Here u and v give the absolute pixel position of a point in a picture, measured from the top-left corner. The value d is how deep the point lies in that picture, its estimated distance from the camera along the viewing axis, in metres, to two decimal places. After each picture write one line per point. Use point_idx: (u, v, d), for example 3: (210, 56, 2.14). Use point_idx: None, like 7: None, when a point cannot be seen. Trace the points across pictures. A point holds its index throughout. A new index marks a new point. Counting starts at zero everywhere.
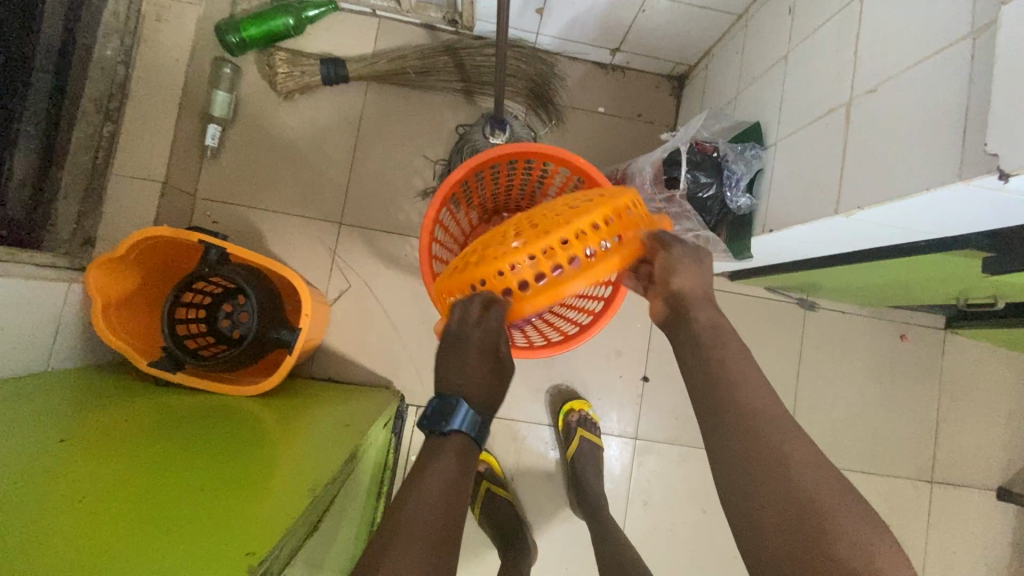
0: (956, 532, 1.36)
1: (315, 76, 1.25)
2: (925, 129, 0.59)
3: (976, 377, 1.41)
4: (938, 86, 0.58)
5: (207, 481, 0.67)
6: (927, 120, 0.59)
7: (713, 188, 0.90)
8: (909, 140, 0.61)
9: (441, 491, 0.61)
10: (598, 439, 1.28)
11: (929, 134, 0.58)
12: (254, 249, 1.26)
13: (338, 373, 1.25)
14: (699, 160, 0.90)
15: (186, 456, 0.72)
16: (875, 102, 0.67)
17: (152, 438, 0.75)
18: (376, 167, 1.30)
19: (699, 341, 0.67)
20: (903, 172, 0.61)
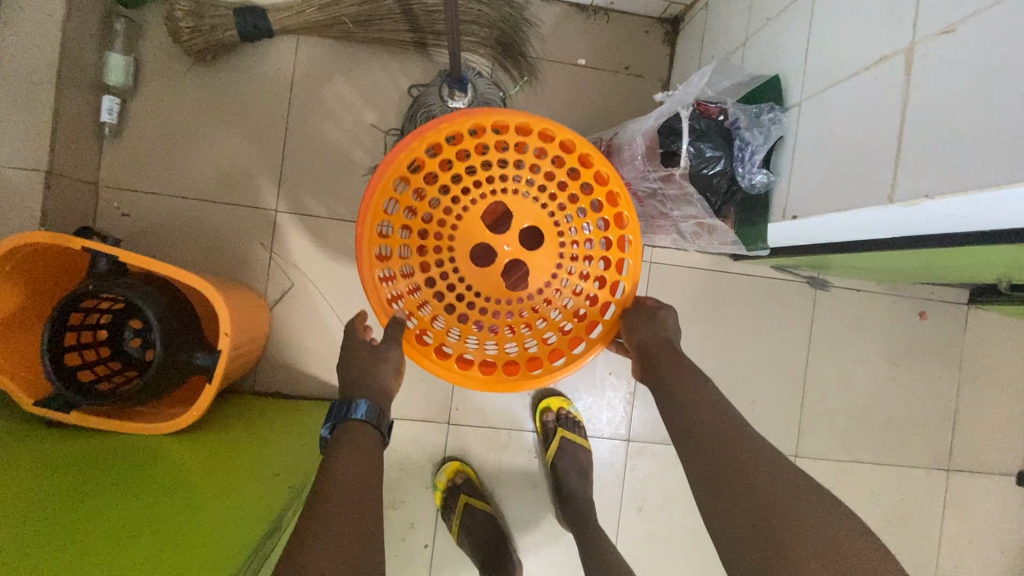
0: (971, 523, 1.27)
1: (230, 31, 1.01)
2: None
3: (1001, 355, 1.28)
4: None
5: (113, 561, 0.56)
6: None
7: (721, 163, 0.72)
8: (1008, 106, 0.43)
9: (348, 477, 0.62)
10: (582, 439, 1.13)
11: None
12: (175, 246, 1.06)
13: (285, 384, 1.09)
14: (704, 129, 0.72)
15: (96, 528, 0.61)
16: (950, 49, 0.49)
17: (54, 500, 0.64)
18: (316, 142, 1.09)
19: (689, 424, 0.65)
20: (998, 152, 0.44)
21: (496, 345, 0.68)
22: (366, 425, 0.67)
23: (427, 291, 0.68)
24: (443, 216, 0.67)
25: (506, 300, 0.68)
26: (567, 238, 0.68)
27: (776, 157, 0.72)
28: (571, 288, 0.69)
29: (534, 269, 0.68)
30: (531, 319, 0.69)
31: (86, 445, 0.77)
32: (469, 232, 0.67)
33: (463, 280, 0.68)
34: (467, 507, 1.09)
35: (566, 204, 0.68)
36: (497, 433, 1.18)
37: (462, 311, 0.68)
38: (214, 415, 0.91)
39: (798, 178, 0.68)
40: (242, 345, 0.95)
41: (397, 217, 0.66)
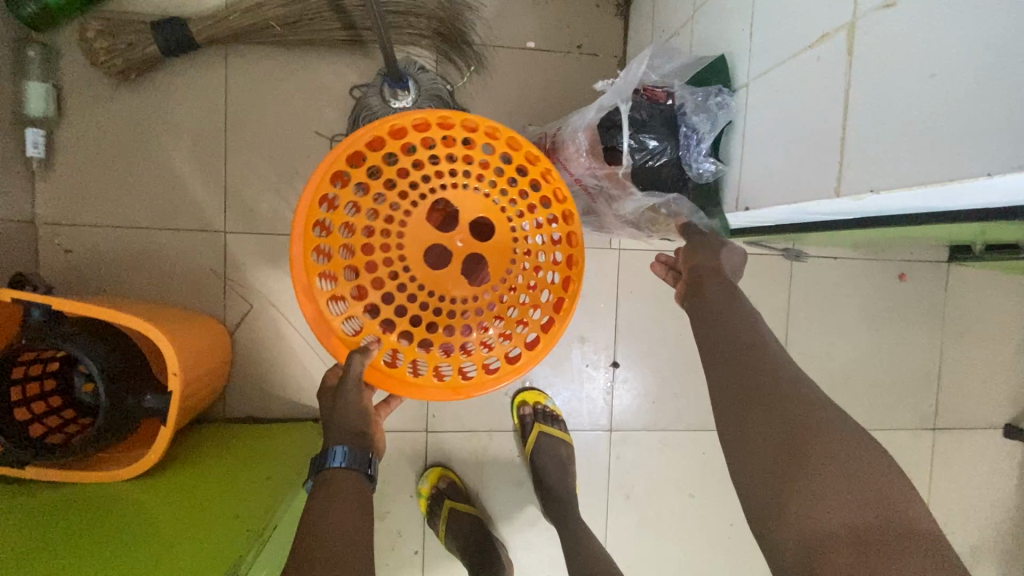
0: (957, 477, 1.28)
1: (149, 46, 0.95)
2: (981, 71, 0.37)
3: (983, 310, 1.27)
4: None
5: None
6: (985, 54, 0.36)
7: (666, 154, 0.69)
8: (951, 88, 0.39)
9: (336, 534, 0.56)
10: (561, 432, 1.12)
11: (992, 79, 0.36)
12: (125, 279, 1.02)
13: (256, 408, 1.07)
14: (646, 119, 0.67)
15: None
16: (886, 25, 0.44)
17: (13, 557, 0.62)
18: (258, 156, 1.04)
19: None
20: (939, 143, 0.40)
21: (472, 349, 0.60)
22: (347, 471, 0.60)
23: (383, 311, 0.59)
24: (384, 224, 0.57)
25: (473, 300, 0.60)
26: (520, 220, 0.60)
27: (728, 143, 0.69)
28: (537, 272, 0.61)
29: (494, 258, 0.60)
30: (503, 313, 0.61)
31: (45, 499, 0.75)
32: (415, 234, 0.58)
33: (420, 290, 0.59)
34: (452, 511, 1.08)
35: (509, 185, 0.60)
36: (477, 436, 1.16)
37: (426, 322, 0.60)
38: (178, 452, 0.89)
39: (749, 165, 0.64)
40: (201, 379, 0.92)
41: (333, 238, 0.57)
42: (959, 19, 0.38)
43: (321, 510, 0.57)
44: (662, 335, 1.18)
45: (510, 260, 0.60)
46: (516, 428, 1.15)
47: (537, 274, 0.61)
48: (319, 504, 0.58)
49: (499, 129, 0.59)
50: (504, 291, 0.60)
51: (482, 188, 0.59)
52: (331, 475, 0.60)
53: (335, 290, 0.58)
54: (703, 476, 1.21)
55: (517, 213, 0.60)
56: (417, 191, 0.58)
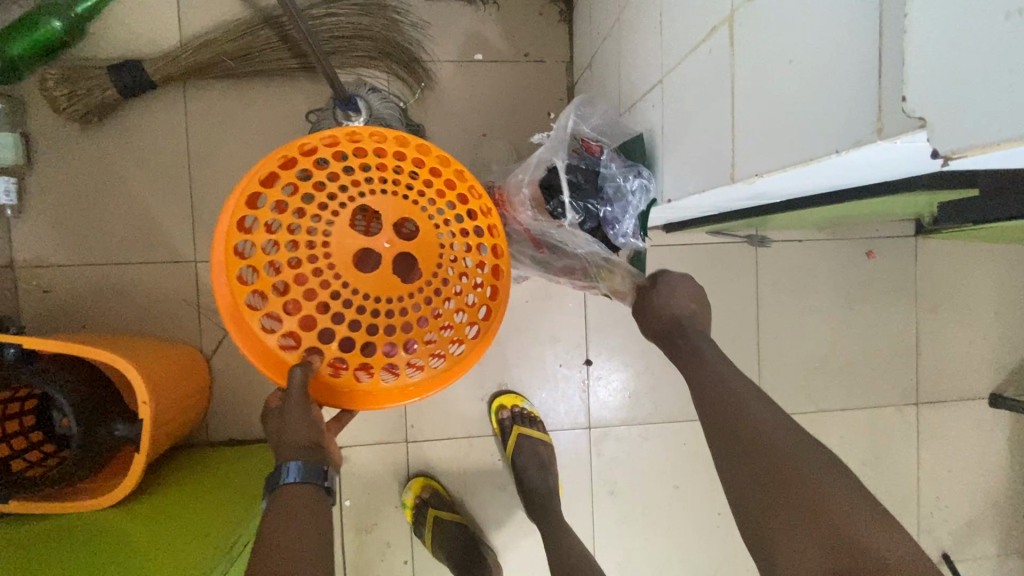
0: (943, 448, 1.28)
1: (108, 90, 0.99)
2: (826, 49, 0.37)
3: (955, 281, 1.26)
4: None
5: None
6: (827, 31, 0.37)
7: (601, 212, 0.74)
8: (809, 68, 0.39)
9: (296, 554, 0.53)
10: (539, 433, 1.13)
11: (837, 55, 0.36)
12: (102, 315, 1.06)
13: (238, 431, 1.10)
14: (582, 183, 0.73)
15: None
16: (751, 11, 0.46)
17: None
18: (221, 186, 1.08)
19: None
20: (805, 123, 0.40)
21: (415, 345, 0.60)
22: (301, 484, 0.57)
23: (320, 323, 0.58)
24: (307, 237, 0.58)
25: (410, 299, 0.60)
26: (443, 216, 0.61)
27: (653, 140, 0.70)
28: (468, 264, 0.62)
29: (424, 255, 0.60)
30: (441, 307, 0.61)
31: (24, 532, 0.77)
32: (340, 240, 0.58)
33: (355, 295, 0.59)
34: (436, 520, 1.09)
35: (426, 187, 0.62)
36: (458, 443, 1.18)
37: (366, 326, 0.59)
38: (157, 479, 0.92)
39: (671, 158, 0.66)
40: (179, 406, 0.95)
41: (257, 258, 0.57)
42: (801, 10, 0.39)
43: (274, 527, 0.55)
44: (633, 330, 1.19)
45: (439, 255, 0.61)
46: (496, 431, 1.16)
47: (467, 266, 0.62)
48: (272, 521, 0.56)
49: (408, 138, 0.62)
50: (439, 285, 0.61)
51: (401, 191, 0.60)
52: (284, 490, 0.57)
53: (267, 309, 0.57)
54: (687, 466, 1.21)
55: (438, 209, 0.62)
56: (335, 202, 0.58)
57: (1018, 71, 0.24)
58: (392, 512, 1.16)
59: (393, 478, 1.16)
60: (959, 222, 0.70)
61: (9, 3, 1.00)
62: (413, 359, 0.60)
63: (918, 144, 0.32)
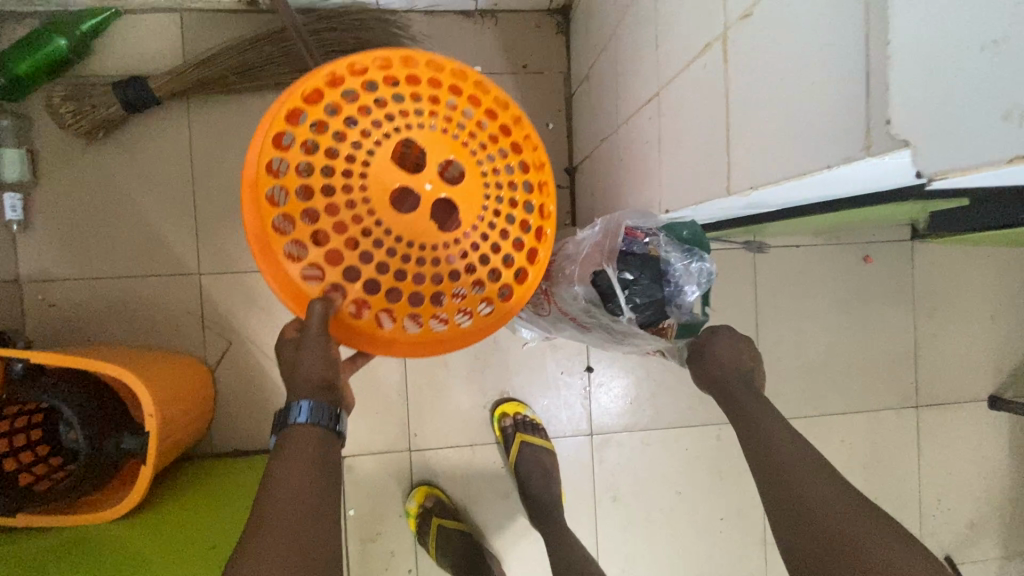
0: (943, 451, 1.29)
1: (113, 106, 1.00)
2: (817, 66, 0.37)
3: (952, 284, 1.28)
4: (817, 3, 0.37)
5: None
6: (818, 48, 0.37)
7: (660, 304, 0.66)
8: (801, 85, 0.40)
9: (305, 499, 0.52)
10: (542, 440, 1.13)
11: (827, 73, 0.36)
12: (107, 328, 1.07)
13: (242, 442, 1.11)
14: (636, 276, 0.65)
15: None
16: (745, 28, 0.47)
17: None
18: (224, 198, 1.09)
19: None
20: (798, 138, 0.41)
21: (444, 299, 0.54)
22: (311, 427, 0.55)
23: (346, 261, 0.52)
24: (345, 165, 0.51)
25: (445, 248, 0.53)
26: (494, 165, 0.55)
27: (651, 151, 0.71)
28: (514, 217, 0.56)
29: (469, 203, 0.54)
30: (477, 261, 0.54)
31: (33, 546, 0.78)
32: (380, 172, 0.52)
33: (390, 235, 0.52)
34: (440, 528, 1.10)
35: (478, 129, 0.55)
36: (461, 451, 1.18)
37: (395, 272, 0.52)
38: (162, 491, 0.93)
39: (668, 169, 0.67)
40: (184, 416, 0.95)
41: (289, 179, 0.51)
42: (789, 32, 0.41)
43: (280, 471, 0.53)
44: None
45: (484, 207, 0.54)
46: (498, 439, 1.17)
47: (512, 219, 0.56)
48: (278, 464, 0.54)
49: (469, 75, 0.56)
50: (478, 240, 0.54)
51: (453, 128, 0.54)
52: (293, 432, 0.55)
53: (292, 236, 0.51)
54: (689, 472, 1.22)
55: (489, 155, 0.55)
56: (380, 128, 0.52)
57: (996, 96, 0.25)
58: (396, 520, 1.16)
59: (397, 486, 1.16)
60: (951, 228, 0.71)
61: (15, 22, 1.01)
62: (439, 316, 0.54)
63: (905, 160, 0.33)
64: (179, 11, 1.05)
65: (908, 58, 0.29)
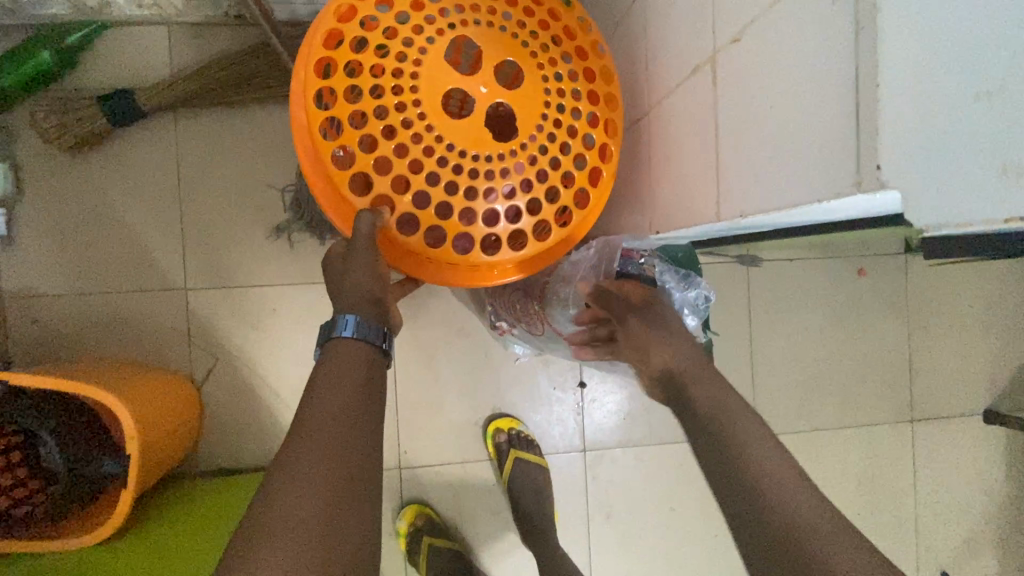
0: (938, 466, 1.28)
1: (98, 120, 0.99)
2: (808, 98, 0.37)
3: (946, 298, 1.27)
4: (806, 32, 0.36)
5: None
6: (808, 79, 0.37)
7: None
8: (791, 116, 0.39)
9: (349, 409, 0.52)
10: (535, 456, 1.12)
11: (816, 106, 0.36)
12: (91, 344, 1.05)
13: (229, 459, 1.09)
14: None
15: None
16: (733, 53, 0.46)
17: None
18: (212, 212, 1.07)
19: None
20: (787, 169, 0.40)
21: (496, 194, 0.59)
22: (358, 342, 0.56)
23: (409, 155, 0.57)
24: (414, 67, 0.57)
25: (501, 154, 0.59)
26: (546, 72, 0.61)
27: (640, 171, 0.71)
28: (565, 121, 0.61)
29: (525, 113, 0.60)
30: (530, 160, 0.59)
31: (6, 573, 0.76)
32: (445, 79, 0.58)
33: (449, 132, 0.58)
34: (431, 547, 1.08)
35: (533, 42, 0.62)
36: (452, 468, 1.16)
37: (453, 168, 0.58)
38: (144, 514, 0.90)
39: (657, 190, 0.66)
40: (168, 437, 0.93)
41: (364, 79, 0.57)
42: (777, 60, 0.40)
43: (328, 379, 0.53)
44: None
45: (540, 112, 0.60)
46: (491, 456, 1.15)
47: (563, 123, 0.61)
48: (324, 373, 0.54)
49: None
50: (534, 149, 0.59)
51: (509, 39, 0.61)
52: (342, 346, 0.56)
53: (361, 132, 0.57)
54: (684, 488, 1.20)
55: (542, 63, 0.62)
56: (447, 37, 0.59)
57: None
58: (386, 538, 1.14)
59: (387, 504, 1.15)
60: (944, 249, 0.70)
61: None
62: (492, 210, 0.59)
63: (892, 197, 0.33)
64: (167, 24, 1.04)
65: (909, 104, 0.30)
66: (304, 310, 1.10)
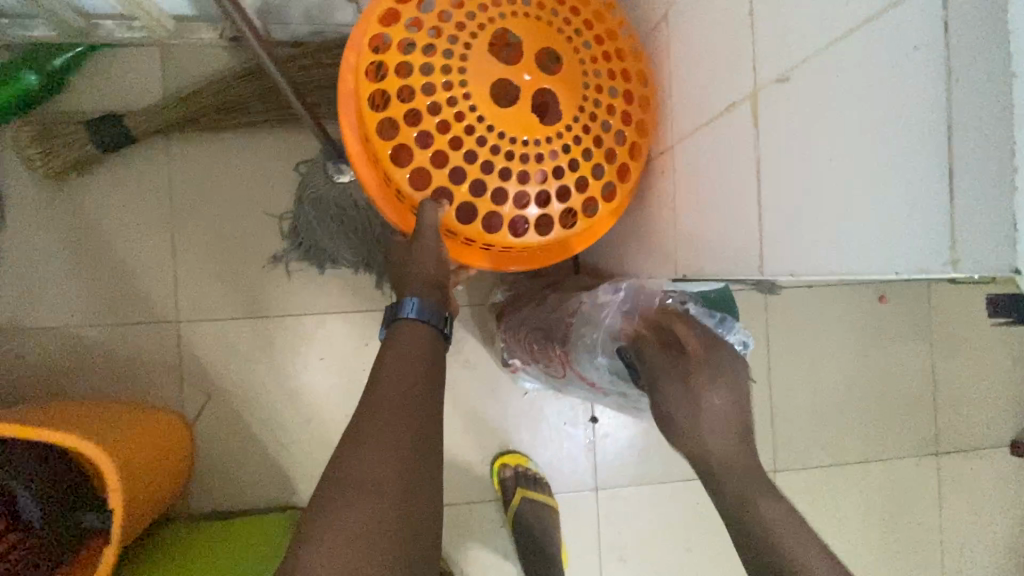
0: (966, 501, 1.23)
1: (86, 145, 0.94)
2: (887, 163, 0.35)
3: (970, 325, 1.22)
4: (879, 83, 0.35)
5: None
6: (888, 143, 0.35)
7: None
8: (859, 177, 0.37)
9: (417, 381, 0.54)
10: (545, 496, 1.06)
11: (902, 174, 0.34)
12: (77, 380, 0.99)
13: (223, 502, 1.03)
14: None
15: None
16: (782, 100, 0.43)
17: None
18: (205, 241, 1.02)
19: None
20: (854, 232, 0.38)
21: (550, 178, 0.60)
22: (421, 323, 0.59)
23: (464, 146, 0.59)
24: (460, 63, 0.59)
25: (549, 137, 0.60)
26: (584, 54, 0.63)
27: (662, 208, 0.67)
28: (607, 101, 0.63)
29: (566, 96, 0.61)
30: (577, 143, 0.61)
31: None
32: (490, 70, 0.59)
33: (497, 121, 0.59)
34: None
35: (568, 24, 0.63)
36: (458, 508, 1.10)
37: (506, 156, 0.59)
38: (130, 565, 0.84)
39: (682, 230, 0.63)
40: (157, 481, 0.87)
41: (415, 78, 0.58)
42: (839, 110, 0.38)
43: (395, 357, 0.55)
44: None
45: (582, 97, 0.62)
46: (498, 494, 1.10)
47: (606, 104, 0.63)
48: (391, 350, 0.56)
49: None
50: (578, 129, 0.61)
51: (543, 24, 0.62)
52: (406, 325, 0.58)
53: (414, 130, 0.59)
54: (700, 528, 1.14)
55: (580, 45, 0.63)
56: (485, 30, 0.60)
57: None
58: None
59: None
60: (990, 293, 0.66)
61: None
62: (545, 193, 0.61)
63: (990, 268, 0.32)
64: (161, 45, 0.99)
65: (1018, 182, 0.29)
66: (301, 343, 1.05)
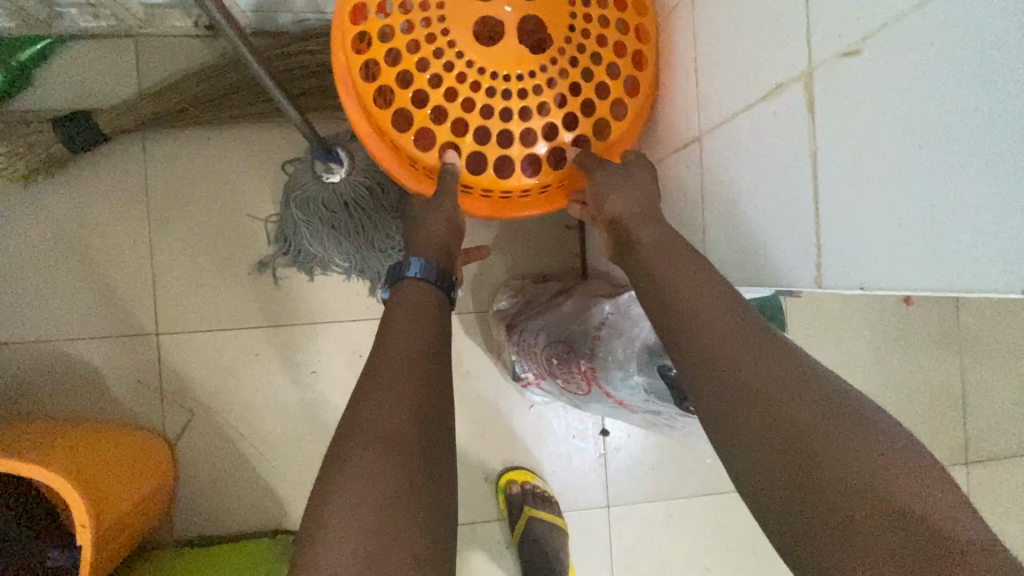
0: (996, 513, 1.16)
1: (50, 146, 0.86)
2: (1000, 156, 0.31)
3: (1000, 327, 1.15)
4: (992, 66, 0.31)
5: None
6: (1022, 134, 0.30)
7: None
8: (971, 175, 0.33)
9: (415, 336, 0.54)
10: (553, 515, 1.00)
11: (1016, 171, 0.31)
12: (49, 398, 0.92)
13: (208, 526, 0.96)
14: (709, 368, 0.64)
15: None
16: (865, 90, 0.38)
17: None
18: (185, 247, 0.95)
19: None
20: (968, 242, 0.33)
21: (551, 109, 0.61)
22: (422, 281, 0.59)
23: (461, 92, 0.59)
24: (441, 14, 0.59)
25: (542, 66, 0.60)
26: None
27: (688, 208, 0.61)
28: (597, 19, 0.61)
29: (551, 21, 0.61)
30: (573, 67, 0.60)
31: None
32: (470, 12, 0.60)
33: (486, 59, 0.59)
34: None
35: None
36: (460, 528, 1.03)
37: (504, 94, 0.60)
38: None
39: (716, 232, 0.56)
40: (135, 508, 0.80)
41: (400, 40, 0.59)
42: (932, 95, 0.34)
43: (396, 315, 0.56)
44: None
45: (568, 21, 0.61)
46: (503, 513, 1.03)
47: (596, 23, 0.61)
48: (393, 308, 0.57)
49: None
50: (572, 50, 0.60)
51: None
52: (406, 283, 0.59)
53: (412, 91, 0.60)
54: (717, 546, 1.08)
55: None
56: None
57: None
58: None
59: None
60: None
61: None
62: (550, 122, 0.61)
63: None
64: (133, 36, 0.92)
65: None
66: (290, 356, 0.97)
